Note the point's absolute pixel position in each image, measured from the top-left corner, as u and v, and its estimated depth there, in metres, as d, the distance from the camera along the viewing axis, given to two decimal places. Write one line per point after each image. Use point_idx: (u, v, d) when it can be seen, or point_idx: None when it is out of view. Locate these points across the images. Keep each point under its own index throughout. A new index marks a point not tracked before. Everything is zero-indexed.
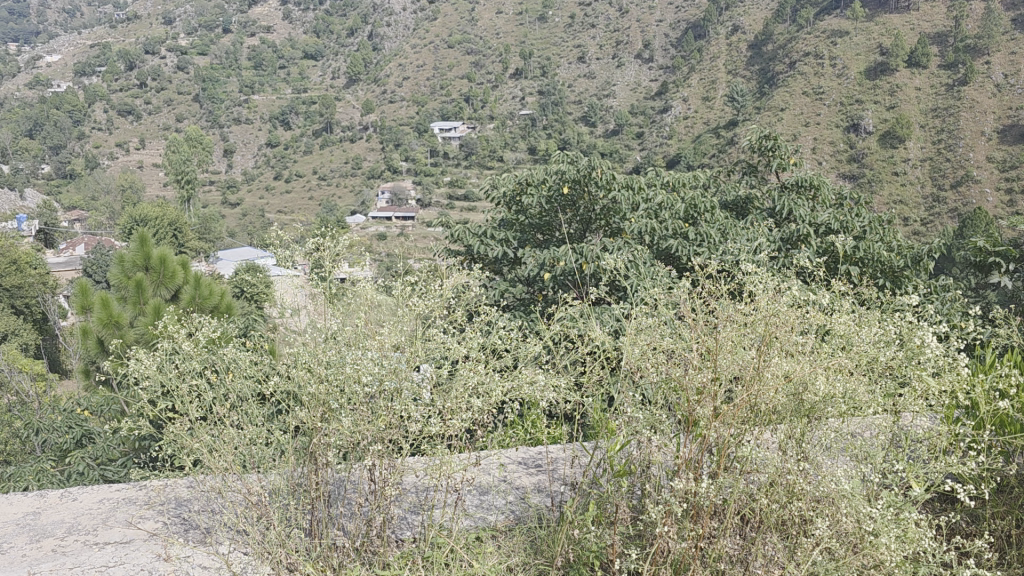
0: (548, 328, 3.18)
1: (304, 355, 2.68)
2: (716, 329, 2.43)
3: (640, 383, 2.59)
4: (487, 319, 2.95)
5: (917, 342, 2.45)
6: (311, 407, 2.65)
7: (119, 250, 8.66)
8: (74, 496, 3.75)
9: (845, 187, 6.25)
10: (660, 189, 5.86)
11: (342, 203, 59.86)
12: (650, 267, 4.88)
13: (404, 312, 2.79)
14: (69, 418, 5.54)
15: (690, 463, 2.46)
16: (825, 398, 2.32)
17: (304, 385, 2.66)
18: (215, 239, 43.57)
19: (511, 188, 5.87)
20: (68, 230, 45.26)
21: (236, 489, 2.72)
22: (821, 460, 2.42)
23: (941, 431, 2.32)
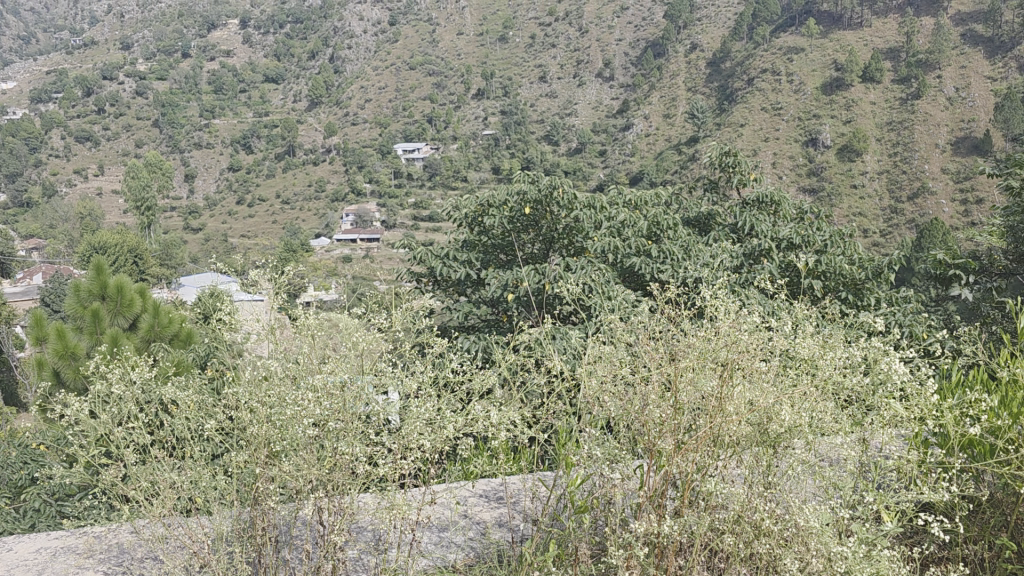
0: (504, 357, 3.12)
1: (248, 395, 2.59)
2: (678, 361, 2.40)
3: (601, 417, 2.55)
4: (441, 350, 2.89)
5: (879, 366, 2.44)
6: (256, 450, 2.55)
7: (75, 279, 8.46)
8: (9, 546, 3.58)
9: (806, 201, 6.29)
10: (623, 207, 5.86)
11: (307, 226, 59.47)
12: (614, 287, 4.87)
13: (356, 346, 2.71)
14: (25, 452, 5.20)
15: (653, 498, 2.42)
16: (789, 428, 2.30)
17: (248, 427, 2.59)
18: (177, 265, 42.95)
19: (473, 209, 5.85)
20: (25, 259, 44.31)
21: (177, 538, 2.61)
22: (788, 491, 2.38)
23: (908, 459, 2.30)
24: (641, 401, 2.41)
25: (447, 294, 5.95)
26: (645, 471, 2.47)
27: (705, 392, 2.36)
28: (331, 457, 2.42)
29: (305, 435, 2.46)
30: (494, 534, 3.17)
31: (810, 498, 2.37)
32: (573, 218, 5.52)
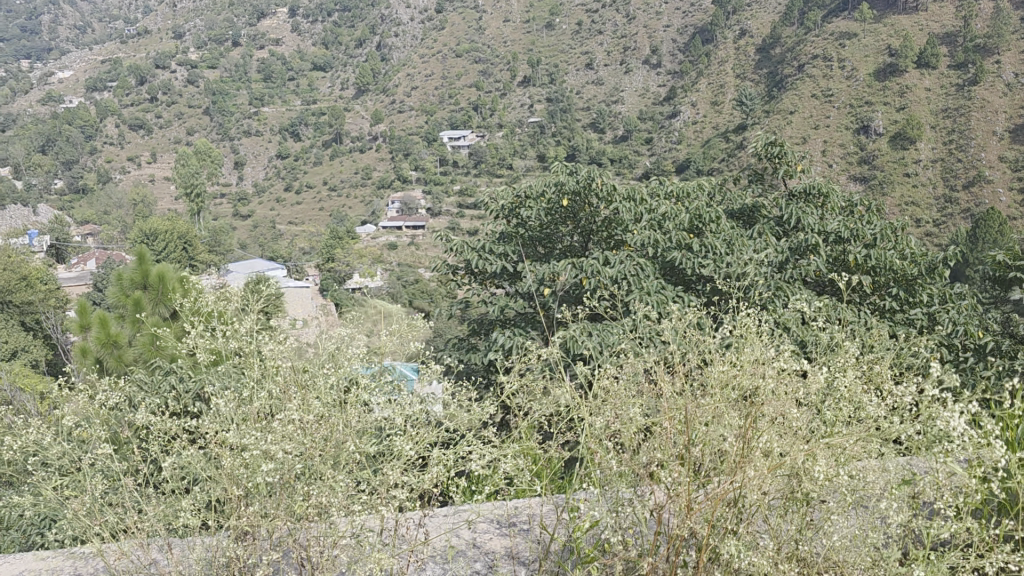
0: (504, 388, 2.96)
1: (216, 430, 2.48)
2: (694, 412, 2.38)
3: (618, 464, 2.53)
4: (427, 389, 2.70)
5: (927, 418, 2.31)
6: (228, 490, 2.43)
7: (117, 268, 8.65)
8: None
9: (856, 193, 6.01)
10: (664, 199, 5.66)
11: (353, 212, 60.06)
12: (656, 282, 4.74)
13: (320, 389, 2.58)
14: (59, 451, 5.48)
15: (673, 553, 2.38)
16: (817, 485, 2.22)
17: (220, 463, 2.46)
18: (226, 252, 43.59)
19: (509, 201, 5.74)
20: (80, 245, 45.40)
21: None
22: (821, 549, 2.29)
23: (965, 521, 2.13)
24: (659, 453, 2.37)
25: (483, 287, 5.86)
26: (661, 519, 2.43)
27: (726, 445, 2.31)
28: (301, 501, 2.32)
29: (272, 479, 2.33)
30: (501, 568, 3.03)
31: (848, 557, 2.27)
32: (612, 211, 5.37)
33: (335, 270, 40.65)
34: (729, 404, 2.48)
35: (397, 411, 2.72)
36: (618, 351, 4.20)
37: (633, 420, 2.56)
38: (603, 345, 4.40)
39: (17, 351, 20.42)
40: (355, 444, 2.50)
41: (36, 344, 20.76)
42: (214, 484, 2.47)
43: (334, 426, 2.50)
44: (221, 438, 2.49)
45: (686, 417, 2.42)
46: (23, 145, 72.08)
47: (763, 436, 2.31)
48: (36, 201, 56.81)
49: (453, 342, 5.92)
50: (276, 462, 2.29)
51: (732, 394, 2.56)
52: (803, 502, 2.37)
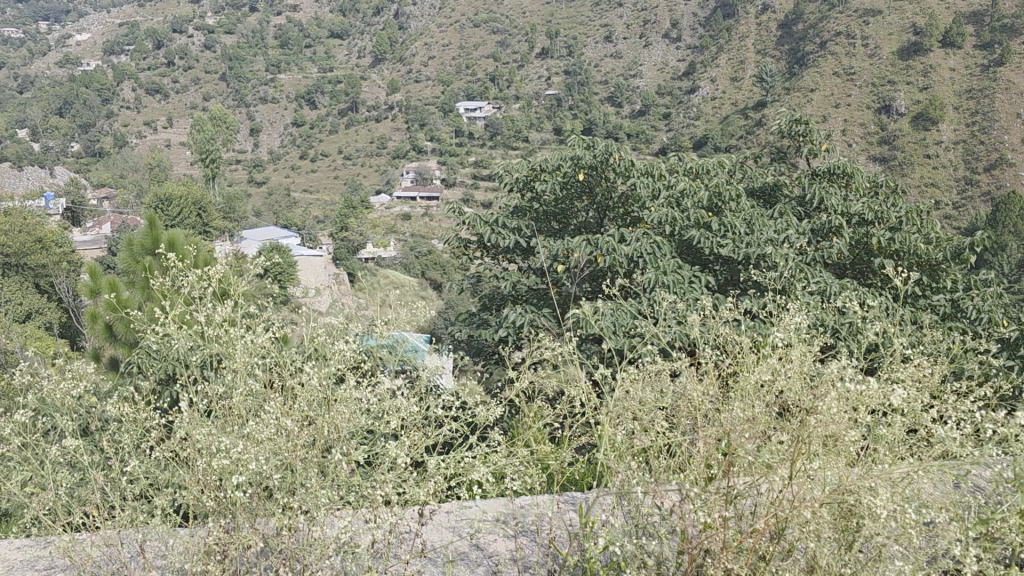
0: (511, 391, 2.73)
1: (186, 434, 2.25)
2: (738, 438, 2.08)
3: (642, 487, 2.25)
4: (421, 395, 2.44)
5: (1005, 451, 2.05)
6: (199, 497, 2.21)
7: (129, 233, 8.62)
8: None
9: (882, 174, 5.82)
10: (683, 176, 5.50)
11: (368, 182, 60.04)
12: (674, 262, 4.58)
13: (305, 393, 2.33)
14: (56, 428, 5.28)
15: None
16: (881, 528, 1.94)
17: (188, 470, 2.23)
18: (239, 218, 43.59)
19: (524, 175, 5.60)
20: (96, 209, 45.55)
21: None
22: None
23: None
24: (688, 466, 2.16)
25: (496, 262, 5.77)
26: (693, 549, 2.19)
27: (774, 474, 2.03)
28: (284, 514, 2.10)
29: (244, 492, 2.09)
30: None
31: None
32: (630, 187, 5.22)
33: (348, 240, 40.65)
34: (775, 419, 2.29)
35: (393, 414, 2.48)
36: (634, 337, 4.03)
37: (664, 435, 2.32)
38: (616, 327, 4.26)
39: (31, 313, 20.51)
40: (343, 445, 2.27)
41: (50, 306, 20.85)
42: (188, 488, 2.23)
43: (320, 429, 2.26)
44: (191, 443, 2.25)
45: (721, 430, 2.21)
46: (41, 108, 72.28)
47: (813, 458, 2.11)
48: (52, 164, 57.02)
49: (464, 318, 5.83)
50: (246, 471, 2.08)
51: (773, 406, 2.35)
52: (853, 532, 2.16)
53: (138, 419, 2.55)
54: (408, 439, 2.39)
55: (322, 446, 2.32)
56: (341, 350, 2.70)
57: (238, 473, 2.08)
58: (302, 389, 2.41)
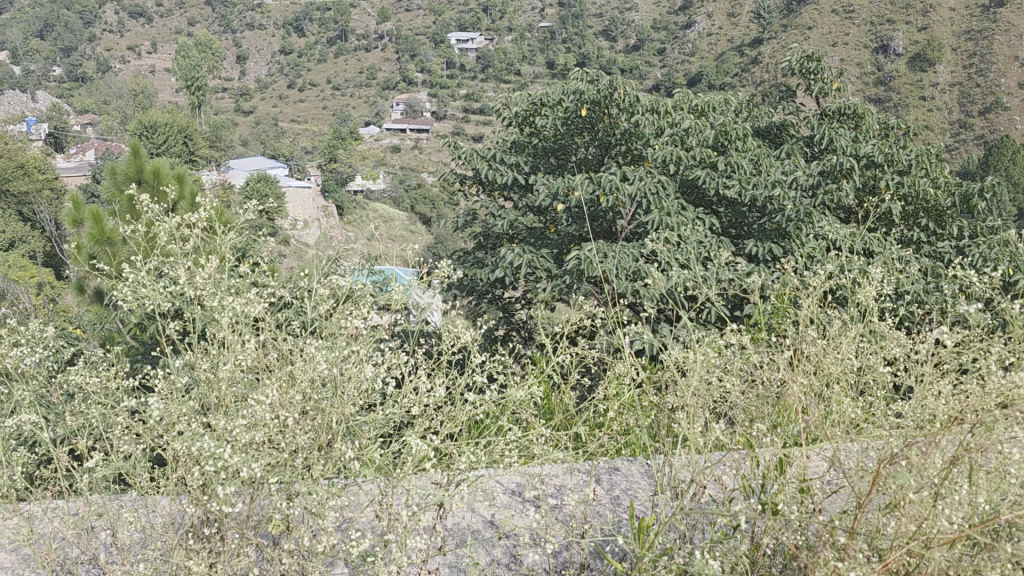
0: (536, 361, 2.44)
1: (168, 420, 1.93)
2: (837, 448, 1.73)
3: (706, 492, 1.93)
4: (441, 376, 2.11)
5: None
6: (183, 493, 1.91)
7: (112, 161, 8.38)
8: None
9: (892, 115, 5.63)
10: (688, 113, 5.31)
11: (357, 113, 59.31)
12: (678, 203, 4.42)
13: (312, 377, 2.00)
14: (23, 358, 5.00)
15: None
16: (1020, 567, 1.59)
17: (172, 462, 1.92)
18: (226, 147, 42.97)
19: (524, 108, 5.38)
20: (79, 135, 44.86)
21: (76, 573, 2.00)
22: None
23: None
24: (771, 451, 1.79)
25: (492, 198, 5.61)
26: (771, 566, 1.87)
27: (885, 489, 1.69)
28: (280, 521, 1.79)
29: (232, 492, 1.79)
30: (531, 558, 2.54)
31: None
32: (634, 123, 5.02)
33: (336, 171, 40.30)
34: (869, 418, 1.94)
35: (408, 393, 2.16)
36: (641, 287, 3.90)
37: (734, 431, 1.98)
38: (620, 268, 4.10)
39: (15, 241, 20.27)
40: (352, 442, 1.99)
41: (33, 235, 20.57)
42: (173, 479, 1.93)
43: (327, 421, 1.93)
44: (172, 434, 1.93)
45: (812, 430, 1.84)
46: (22, 30, 70.62)
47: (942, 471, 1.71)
48: (34, 88, 55.95)
49: (458, 255, 5.66)
50: (237, 474, 1.77)
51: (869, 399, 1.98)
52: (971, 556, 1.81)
53: (109, 391, 2.29)
54: (432, 422, 2.07)
55: (330, 436, 1.99)
56: (347, 320, 2.41)
57: (229, 477, 1.79)
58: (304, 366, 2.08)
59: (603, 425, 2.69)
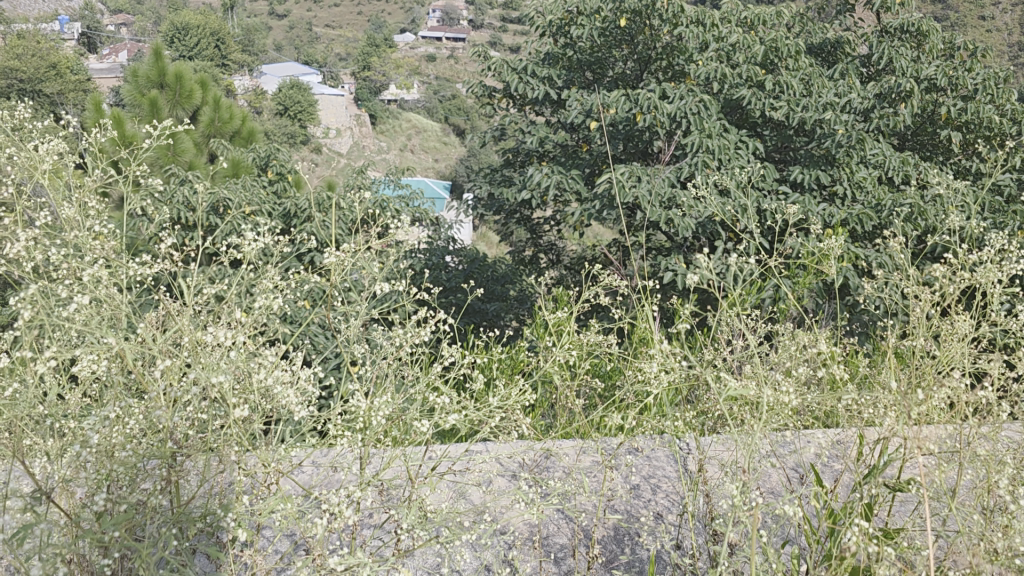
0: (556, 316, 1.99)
1: (45, 369, 1.44)
2: (962, 469, 1.20)
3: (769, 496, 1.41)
4: (421, 329, 1.66)
5: None
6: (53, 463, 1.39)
7: (134, 64, 8.27)
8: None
9: (959, 35, 5.20)
10: (737, 27, 4.91)
11: (392, 21, 58.46)
12: (718, 122, 4.13)
13: (248, 330, 1.50)
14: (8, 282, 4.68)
15: None
16: None
17: (47, 429, 1.42)
18: (258, 51, 42.53)
19: (559, 16, 5.00)
20: (113, 35, 44.67)
21: None
22: None
23: None
24: (875, 469, 1.24)
25: (522, 112, 5.31)
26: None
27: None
28: (190, 521, 1.28)
29: (116, 482, 1.28)
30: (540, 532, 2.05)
31: None
32: (676, 36, 4.67)
33: (369, 80, 39.87)
34: (982, 410, 1.43)
35: (383, 347, 1.70)
36: (674, 210, 3.64)
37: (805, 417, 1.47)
38: (652, 196, 3.83)
39: None
40: (290, 420, 1.50)
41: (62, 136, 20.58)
42: (46, 443, 1.43)
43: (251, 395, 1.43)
44: (50, 392, 1.44)
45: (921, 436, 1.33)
46: None
47: None
48: None
49: (486, 171, 5.40)
50: (125, 462, 1.27)
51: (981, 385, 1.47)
52: None
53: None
54: (402, 395, 1.61)
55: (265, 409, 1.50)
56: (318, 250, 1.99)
57: (113, 469, 1.28)
58: (245, 311, 1.60)
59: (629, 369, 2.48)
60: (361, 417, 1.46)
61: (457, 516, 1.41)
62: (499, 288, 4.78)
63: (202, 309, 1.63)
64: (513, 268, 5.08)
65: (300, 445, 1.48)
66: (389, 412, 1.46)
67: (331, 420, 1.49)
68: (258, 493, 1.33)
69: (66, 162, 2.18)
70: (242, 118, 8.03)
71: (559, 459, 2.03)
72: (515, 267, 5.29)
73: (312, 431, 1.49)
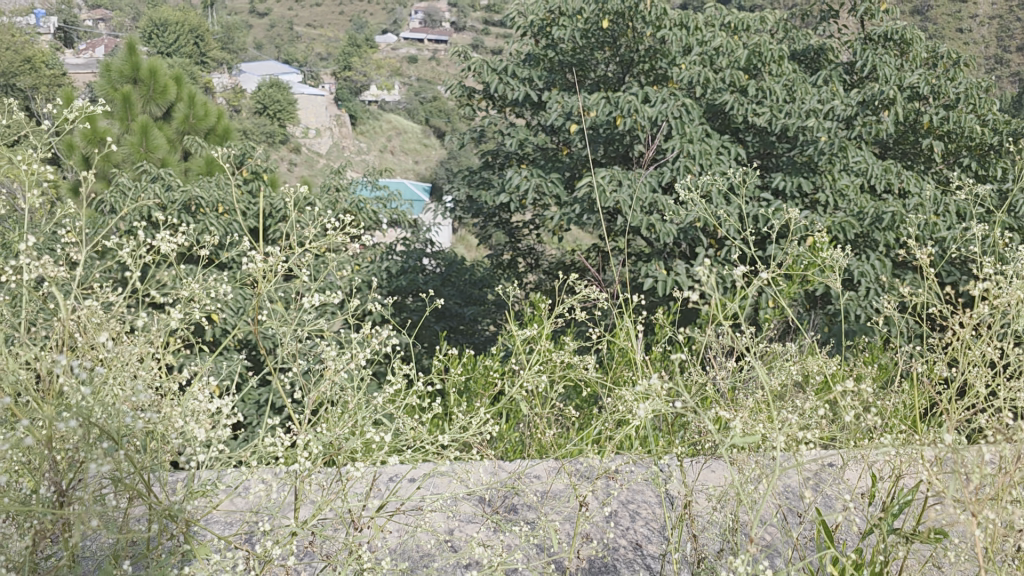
0: (523, 331, 1.87)
1: None
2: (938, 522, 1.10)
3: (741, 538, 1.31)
4: (372, 343, 1.54)
5: None
6: None
7: (106, 59, 8.10)
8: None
9: (942, 44, 5.17)
10: (720, 31, 4.86)
11: (374, 22, 58.57)
12: (700, 127, 4.07)
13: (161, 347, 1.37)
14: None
15: None
16: None
17: None
18: (238, 50, 42.24)
19: (541, 17, 4.91)
20: (90, 31, 44.14)
21: None
22: None
23: None
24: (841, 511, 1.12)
25: (502, 114, 5.22)
26: None
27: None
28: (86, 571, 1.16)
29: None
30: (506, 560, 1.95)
31: None
32: (659, 39, 4.61)
33: (351, 80, 39.77)
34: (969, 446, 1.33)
35: (329, 361, 1.57)
36: (646, 216, 3.59)
37: (779, 449, 1.36)
38: (630, 199, 3.77)
39: None
40: (220, 451, 1.38)
41: None
42: None
43: (160, 422, 1.29)
44: None
45: (906, 480, 1.22)
46: None
47: None
48: None
49: (465, 173, 5.29)
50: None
51: (971, 418, 1.36)
52: None
53: None
54: (352, 418, 1.49)
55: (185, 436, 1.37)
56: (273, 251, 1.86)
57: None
58: (167, 324, 1.47)
59: (606, 383, 2.40)
60: (293, 448, 1.32)
61: (405, 566, 1.30)
62: (477, 292, 4.69)
63: (120, 322, 1.50)
64: (491, 272, 4.99)
65: (227, 470, 1.35)
66: (326, 441, 1.34)
67: (264, 452, 1.36)
68: (171, 539, 1.21)
69: (29, 135, 2.06)
70: (216, 115, 7.88)
71: (527, 487, 1.92)
72: (493, 270, 5.23)
73: (243, 454, 1.36)
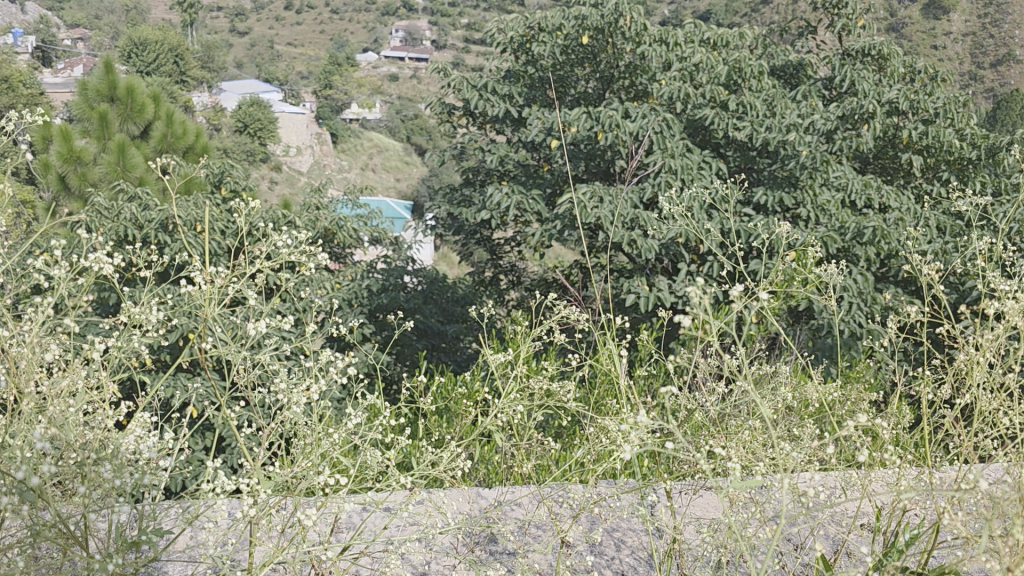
0: (503, 353, 1.79)
1: None
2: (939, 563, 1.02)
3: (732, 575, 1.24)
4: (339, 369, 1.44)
5: None
6: None
7: (82, 77, 8.01)
8: None
9: (919, 58, 5.20)
10: (699, 46, 4.87)
11: (354, 40, 58.76)
12: (680, 142, 4.06)
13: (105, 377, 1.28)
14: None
15: None
16: None
17: None
18: (219, 68, 42.21)
19: (521, 33, 4.89)
20: (69, 50, 43.93)
21: None
22: None
23: None
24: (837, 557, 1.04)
25: (483, 130, 5.20)
26: None
27: None
28: None
29: None
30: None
31: None
32: (639, 55, 4.61)
33: (331, 99, 39.79)
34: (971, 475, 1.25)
35: (294, 389, 1.48)
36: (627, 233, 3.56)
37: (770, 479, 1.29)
38: (610, 215, 3.74)
39: None
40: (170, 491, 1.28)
41: None
42: None
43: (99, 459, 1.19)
44: None
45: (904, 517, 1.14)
46: None
47: None
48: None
49: (445, 190, 5.27)
50: None
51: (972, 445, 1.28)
52: None
53: None
54: (318, 450, 1.40)
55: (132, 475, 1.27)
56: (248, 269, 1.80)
57: None
58: (117, 353, 1.38)
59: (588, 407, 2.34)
60: (248, 486, 1.23)
61: None
62: (459, 309, 4.65)
63: (70, 350, 1.42)
64: (473, 289, 4.96)
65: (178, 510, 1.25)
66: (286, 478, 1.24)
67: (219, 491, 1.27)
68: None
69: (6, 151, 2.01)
70: (194, 133, 7.80)
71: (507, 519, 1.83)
72: (474, 287, 5.19)
73: (194, 493, 1.27)
